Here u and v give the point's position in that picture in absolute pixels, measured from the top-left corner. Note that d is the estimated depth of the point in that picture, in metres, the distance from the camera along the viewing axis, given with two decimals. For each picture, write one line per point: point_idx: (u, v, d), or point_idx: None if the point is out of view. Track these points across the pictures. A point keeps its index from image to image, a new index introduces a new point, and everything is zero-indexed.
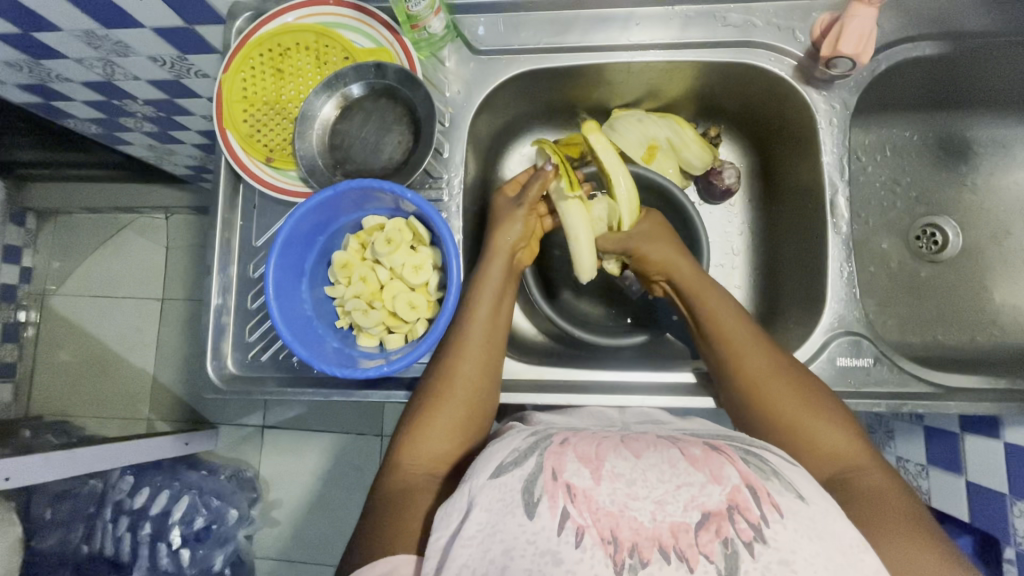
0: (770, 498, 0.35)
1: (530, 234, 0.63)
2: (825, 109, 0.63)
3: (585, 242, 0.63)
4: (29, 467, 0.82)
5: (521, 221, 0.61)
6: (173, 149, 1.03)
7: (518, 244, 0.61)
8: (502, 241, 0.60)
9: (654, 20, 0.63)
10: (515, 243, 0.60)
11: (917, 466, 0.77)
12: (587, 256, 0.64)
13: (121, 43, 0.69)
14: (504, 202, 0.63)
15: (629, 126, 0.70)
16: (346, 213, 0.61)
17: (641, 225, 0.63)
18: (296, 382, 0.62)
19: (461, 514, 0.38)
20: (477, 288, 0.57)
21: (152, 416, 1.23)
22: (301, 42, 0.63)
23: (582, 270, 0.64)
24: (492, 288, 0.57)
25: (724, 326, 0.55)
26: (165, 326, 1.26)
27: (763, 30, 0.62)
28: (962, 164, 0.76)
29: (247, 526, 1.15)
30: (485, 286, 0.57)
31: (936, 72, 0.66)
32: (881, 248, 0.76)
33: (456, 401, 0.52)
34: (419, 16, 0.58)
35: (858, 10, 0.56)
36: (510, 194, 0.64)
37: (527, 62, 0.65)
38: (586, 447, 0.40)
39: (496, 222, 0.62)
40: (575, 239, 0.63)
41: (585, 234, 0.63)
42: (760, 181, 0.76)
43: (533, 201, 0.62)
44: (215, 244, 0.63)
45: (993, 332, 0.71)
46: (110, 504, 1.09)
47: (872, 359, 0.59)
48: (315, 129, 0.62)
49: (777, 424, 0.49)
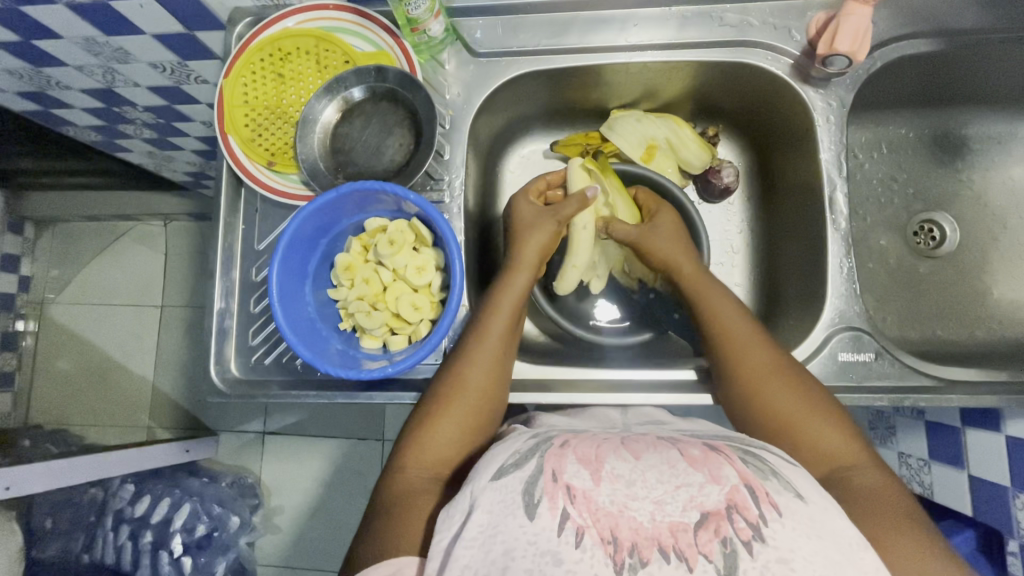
0: (768, 497, 0.36)
1: (552, 249, 0.63)
2: (823, 107, 0.64)
3: (580, 271, 0.69)
4: (29, 476, 0.82)
5: (548, 234, 0.61)
6: (172, 155, 1.04)
7: (541, 257, 0.61)
8: (529, 255, 0.60)
9: (651, 21, 0.64)
10: (539, 258, 0.61)
11: (920, 461, 0.77)
12: (575, 280, 0.70)
13: (121, 49, 0.69)
14: (530, 211, 0.63)
15: (627, 126, 0.72)
16: (348, 215, 0.62)
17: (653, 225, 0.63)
18: (299, 385, 0.62)
19: (463, 515, 0.37)
20: (497, 299, 0.57)
21: (152, 424, 1.23)
22: (301, 47, 0.63)
23: (564, 289, 0.70)
24: (511, 298, 0.58)
25: (726, 321, 0.55)
26: (164, 333, 1.27)
27: (759, 29, 0.63)
28: (956, 161, 0.76)
29: (249, 533, 1.15)
30: (504, 296, 0.58)
31: (930, 70, 0.66)
32: (879, 245, 0.76)
33: (465, 405, 0.52)
34: (419, 19, 0.58)
35: (853, 10, 0.56)
36: (536, 204, 0.64)
37: (526, 64, 0.66)
38: (587, 448, 0.40)
39: (521, 233, 0.61)
40: (573, 267, 0.69)
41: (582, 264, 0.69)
42: (759, 179, 0.76)
43: (564, 222, 0.62)
44: (216, 249, 0.64)
45: (992, 327, 0.72)
46: (111, 513, 1.09)
47: (873, 353, 0.59)
48: (316, 134, 0.63)
49: (776, 421, 0.50)
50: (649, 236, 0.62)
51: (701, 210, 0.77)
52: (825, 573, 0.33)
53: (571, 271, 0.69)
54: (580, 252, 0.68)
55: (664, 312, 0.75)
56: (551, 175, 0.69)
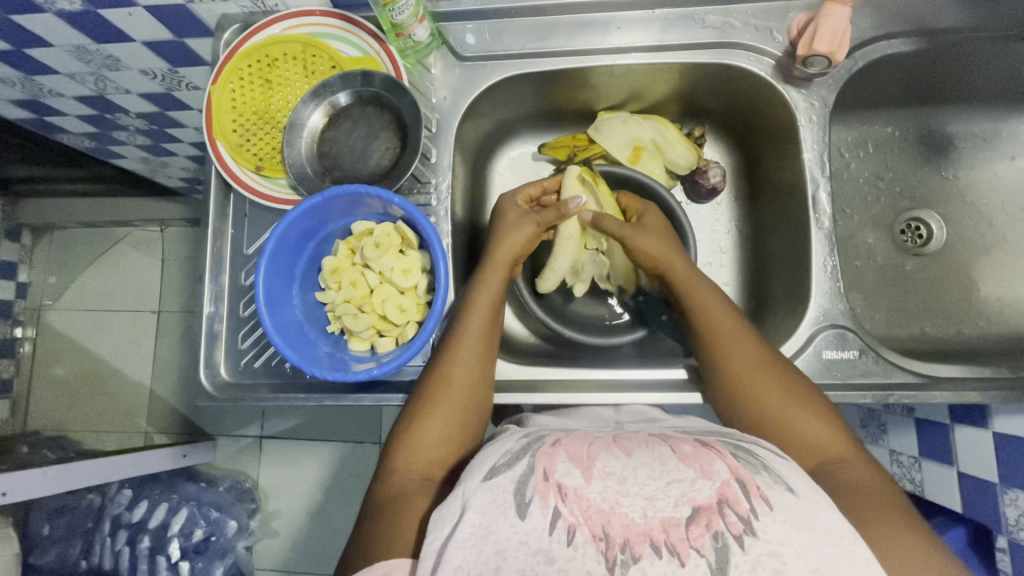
0: (759, 491, 0.36)
1: (529, 248, 0.64)
2: (805, 107, 0.64)
3: (558, 276, 0.70)
4: (26, 482, 0.82)
5: (526, 234, 0.61)
6: (167, 161, 1.04)
7: (518, 254, 0.61)
8: (503, 252, 0.60)
9: (635, 24, 0.64)
10: (515, 256, 0.61)
11: (910, 458, 0.77)
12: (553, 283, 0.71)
13: (111, 57, 0.70)
14: (513, 211, 0.64)
15: (614, 128, 0.72)
16: (334, 219, 0.62)
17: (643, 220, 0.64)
18: (288, 389, 0.63)
19: (455, 517, 0.38)
20: (476, 296, 0.58)
21: (150, 429, 1.24)
22: (288, 52, 0.63)
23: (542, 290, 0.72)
24: (491, 296, 0.58)
25: (712, 319, 0.56)
26: (161, 338, 1.28)
27: (741, 30, 0.63)
28: (942, 159, 0.77)
29: (247, 537, 1.15)
30: (484, 292, 0.58)
31: (913, 69, 0.67)
32: (867, 243, 0.77)
33: (453, 403, 0.53)
34: (403, 24, 0.59)
35: (832, 10, 0.57)
36: (523, 206, 0.65)
37: (512, 67, 0.67)
38: (579, 447, 0.40)
39: (500, 233, 0.62)
40: (552, 271, 0.70)
41: (562, 269, 0.70)
42: (746, 178, 0.77)
43: (545, 225, 0.63)
44: (206, 254, 0.64)
45: (980, 324, 0.72)
46: (108, 519, 1.10)
47: (858, 351, 0.60)
48: (302, 139, 0.63)
49: (762, 417, 0.51)
50: (636, 234, 0.61)
51: (689, 210, 0.77)
52: (817, 565, 0.33)
53: (551, 274, 0.70)
54: (561, 257, 0.69)
55: (655, 314, 0.75)
56: (549, 181, 0.69)
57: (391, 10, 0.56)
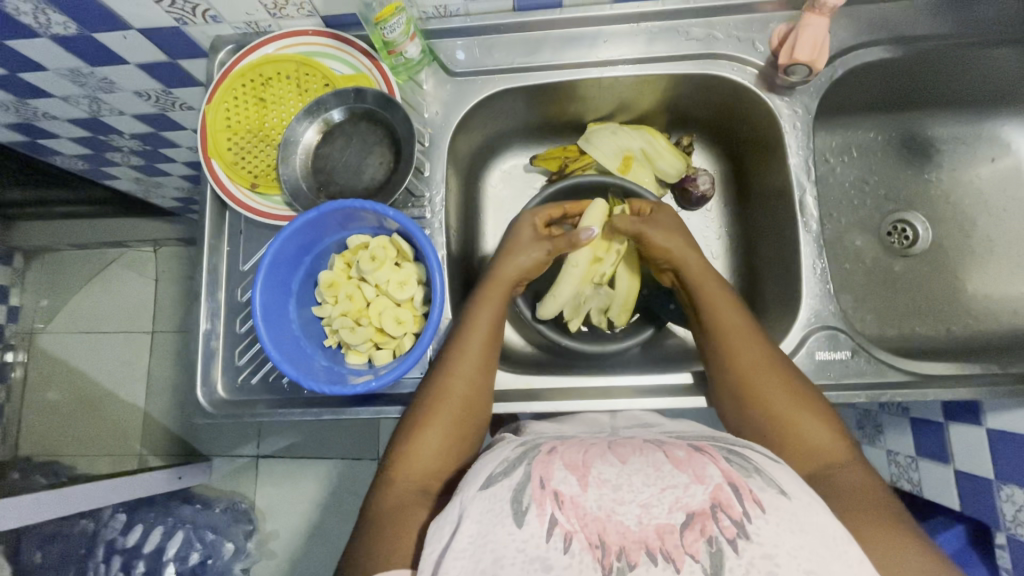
0: (751, 494, 0.36)
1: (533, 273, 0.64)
2: (790, 114, 0.66)
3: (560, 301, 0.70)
4: (19, 508, 0.81)
5: (533, 251, 0.62)
6: (161, 181, 1.05)
7: (526, 270, 0.62)
8: (513, 267, 0.61)
9: (621, 37, 0.66)
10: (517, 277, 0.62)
11: (907, 458, 0.78)
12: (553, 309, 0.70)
13: (105, 79, 0.71)
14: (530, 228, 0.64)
15: (603, 139, 0.73)
16: (330, 233, 0.63)
17: (659, 216, 0.63)
18: (286, 403, 0.63)
19: (452, 527, 0.38)
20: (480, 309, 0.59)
21: (144, 452, 1.21)
22: (282, 72, 0.64)
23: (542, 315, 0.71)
24: (493, 308, 0.59)
25: (720, 315, 0.56)
26: (154, 360, 1.27)
27: (724, 42, 0.65)
28: (924, 162, 0.79)
29: (243, 560, 1.14)
30: (489, 305, 0.59)
31: (892, 76, 0.69)
32: (854, 245, 0.78)
33: (454, 413, 0.53)
34: (395, 42, 0.60)
35: (810, 20, 0.59)
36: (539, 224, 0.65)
37: (501, 82, 0.68)
38: (575, 455, 0.41)
39: (511, 249, 0.63)
40: (553, 295, 0.70)
41: (563, 295, 0.70)
42: (734, 184, 0.78)
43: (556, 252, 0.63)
44: (202, 272, 0.65)
45: (968, 323, 0.73)
46: (102, 544, 1.06)
47: (849, 351, 0.61)
48: (297, 155, 0.64)
49: (765, 418, 0.51)
50: (648, 230, 0.61)
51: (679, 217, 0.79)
52: (811, 566, 0.33)
53: (552, 299, 0.70)
54: (565, 284, 0.70)
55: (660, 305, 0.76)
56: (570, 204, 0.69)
57: (383, 29, 0.58)
